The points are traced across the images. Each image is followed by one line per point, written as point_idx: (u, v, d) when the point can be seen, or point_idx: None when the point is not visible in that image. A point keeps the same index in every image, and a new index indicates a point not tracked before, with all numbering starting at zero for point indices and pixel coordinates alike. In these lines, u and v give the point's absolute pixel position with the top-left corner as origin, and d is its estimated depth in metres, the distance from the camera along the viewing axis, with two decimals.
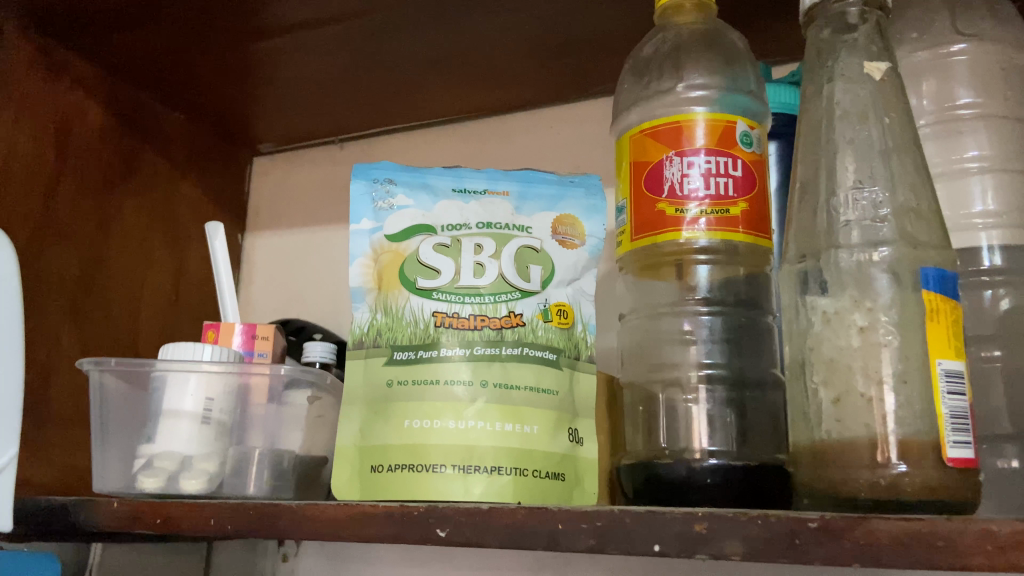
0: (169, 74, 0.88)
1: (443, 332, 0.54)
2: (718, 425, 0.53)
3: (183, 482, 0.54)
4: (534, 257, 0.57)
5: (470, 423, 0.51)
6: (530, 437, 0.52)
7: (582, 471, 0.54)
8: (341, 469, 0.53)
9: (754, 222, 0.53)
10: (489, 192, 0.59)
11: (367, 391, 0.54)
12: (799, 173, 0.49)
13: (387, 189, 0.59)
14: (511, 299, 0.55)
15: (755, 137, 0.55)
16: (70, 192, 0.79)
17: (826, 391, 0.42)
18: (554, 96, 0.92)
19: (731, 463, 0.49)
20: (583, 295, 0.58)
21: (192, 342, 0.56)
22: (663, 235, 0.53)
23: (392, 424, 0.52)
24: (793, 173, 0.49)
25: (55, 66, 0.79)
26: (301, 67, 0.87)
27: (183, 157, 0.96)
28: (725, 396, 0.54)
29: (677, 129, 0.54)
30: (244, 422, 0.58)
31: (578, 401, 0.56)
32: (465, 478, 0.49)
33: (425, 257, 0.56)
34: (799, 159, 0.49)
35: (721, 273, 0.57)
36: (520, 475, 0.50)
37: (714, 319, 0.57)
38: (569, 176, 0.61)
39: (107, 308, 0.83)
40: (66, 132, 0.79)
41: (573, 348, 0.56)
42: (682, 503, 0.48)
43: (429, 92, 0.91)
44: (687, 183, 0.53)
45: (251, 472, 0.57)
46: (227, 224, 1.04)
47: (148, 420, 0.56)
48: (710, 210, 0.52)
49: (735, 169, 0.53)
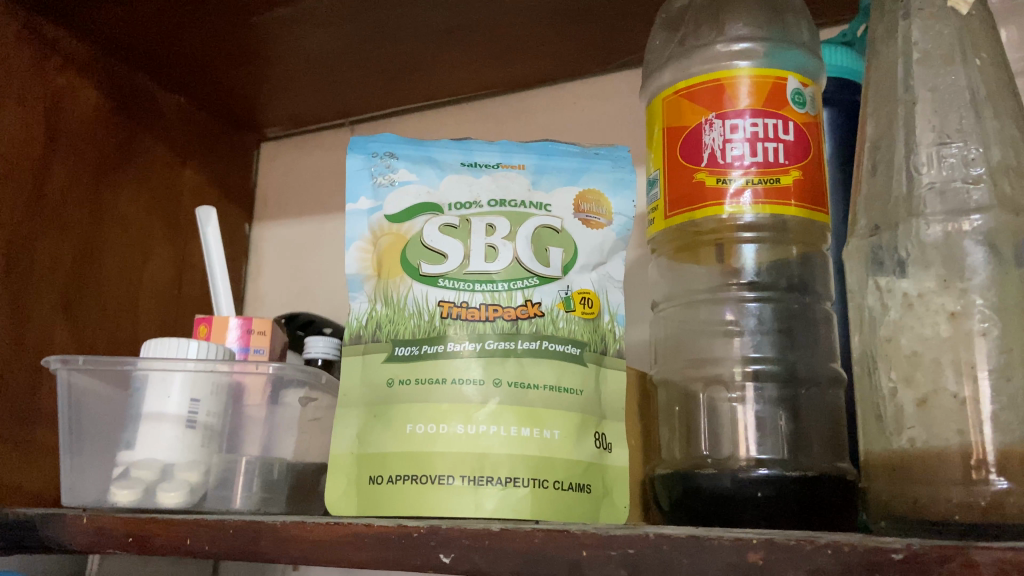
0: (168, 52, 0.82)
1: (450, 324, 0.47)
2: (769, 430, 0.46)
3: (161, 495, 0.48)
4: (553, 239, 0.50)
5: (481, 427, 0.44)
6: (551, 444, 0.45)
7: (610, 482, 0.47)
8: (335, 480, 0.46)
9: (808, 194, 0.46)
10: (502, 166, 0.52)
11: (366, 392, 0.47)
12: (868, 131, 0.42)
13: (388, 163, 0.52)
14: (527, 286, 0.48)
15: (809, 95, 0.48)
16: (62, 179, 0.73)
17: (908, 391, 0.35)
18: (578, 69, 0.85)
19: (785, 474, 0.42)
20: (610, 281, 0.51)
21: (177, 338, 0.51)
22: (702, 210, 0.46)
23: (393, 429, 0.45)
24: (861, 132, 0.43)
25: (44, 43, 0.73)
26: (306, 41, 0.80)
27: (183, 143, 0.91)
28: (776, 394, 0.47)
29: (717, 88, 0.47)
30: (236, 427, 0.52)
31: (606, 402, 0.49)
32: (477, 491, 0.43)
33: (429, 239, 0.50)
34: (867, 116, 0.43)
35: (771, 255, 0.50)
36: (539, 488, 0.44)
37: (762, 307, 0.50)
38: (593, 148, 0.54)
39: (102, 302, 0.78)
40: (56, 114, 0.73)
41: (599, 342, 0.49)
42: (725, 520, 0.42)
43: (443, 67, 0.85)
44: (730, 149, 0.46)
45: (237, 483, 0.50)
46: (233, 213, 0.98)
47: (124, 424, 0.50)
48: (756, 180, 0.45)
49: (785, 132, 0.46)
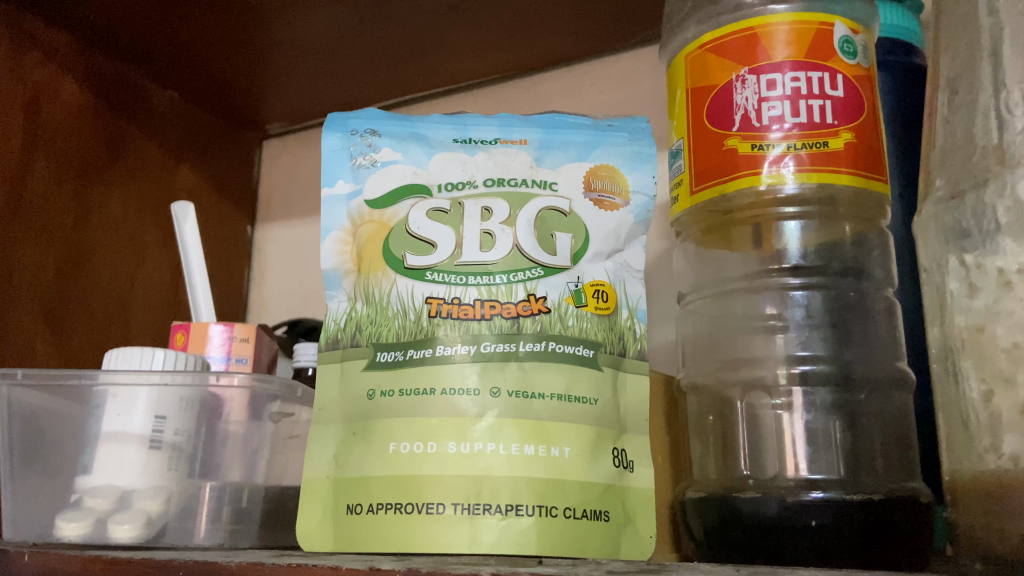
0: (156, 39, 0.76)
1: (440, 324, 0.40)
2: (822, 444, 0.39)
3: (113, 528, 0.41)
4: (560, 223, 0.43)
5: (478, 445, 0.37)
6: (560, 464, 0.38)
7: (633, 507, 0.40)
8: (309, 510, 0.39)
9: (862, 159, 0.38)
10: (501, 142, 0.45)
11: (344, 407, 0.41)
12: (943, 69, 0.38)
13: (369, 141, 0.46)
14: (531, 278, 0.41)
15: (860, 44, 0.41)
16: (42, 179, 0.67)
17: (1007, 395, 0.30)
18: (595, 47, 0.78)
19: (845, 499, 0.35)
20: (627, 271, 0.44)
21: (139, 348, 0.46)
22: (735, 182, 0.39)
23: (375, 449, 0.39)
24: (934, 70, 0.38)
25: (22, 37, 0.67)
26: (303, 24, 0.74)
27: (177, 141, 0.84)
28: (828, 399, 0.40)
29: (749, 38, 0.40)
30: (212, 449, 0.46)
31: (626, 412, 0.42)
32: (473, 522, 0.36)
33: (416, 226, 0.43)
34: (941, 52, 0.38)
35: (820, 236, 0.43)
36: (547, 517, 0.37)
37: (810, 295, 0.42)
38: (606, 120, 0.47)
39: (90, 310, 0.71)
40: (37, 112, 0.67)
41: (616, 341, 0.42)
42: (776, 553, 0.35)
43: (452, 52, 0.79)
44: (767, 109, 0.38)
45: (200, 514, 0.44)
46: (235, 215, 0.92)
47: (79, 447, 0.44)
48: (800, 144, 0.38)
49: (833, 87, 0.39)
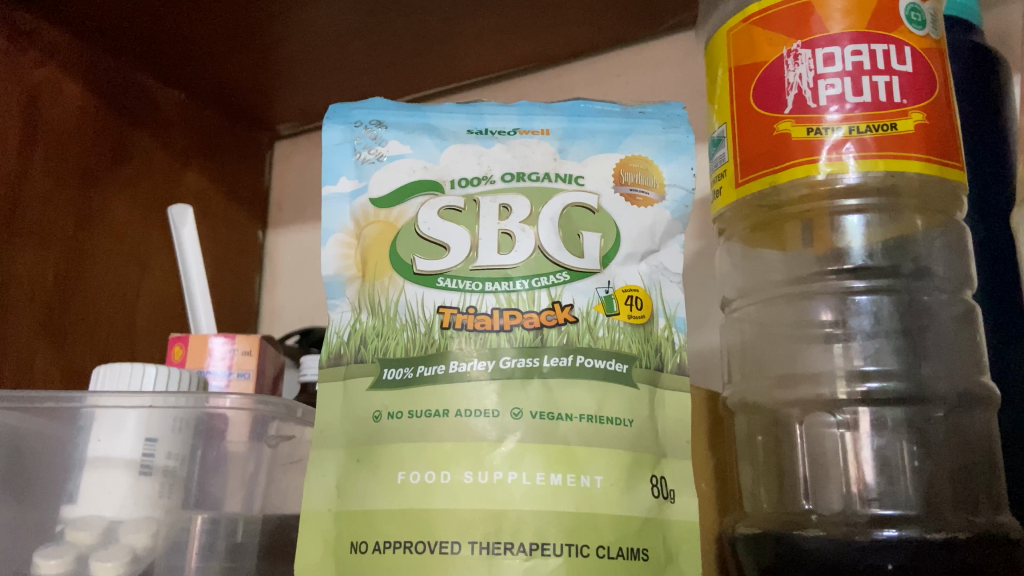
0: (162, 37, 0.70)
1: (454, 336, 0.36)
2: (896, 473, 0.34)
3: (95, 565, 0.37)
4: (587, 221, 0.39)
5: (498, 475, 0.33)
6: (591, 496, 0.33)
7: (674, 543, 0.35)
8: (309, 546, 0.35)
9: (935, 142, 0.33)
10: (520, 132, 0.41)
11: (347, 430, 0.36)
12: None
13: (374, 134, 0.41)
14: (555, 284, 0.37)
15: (928, 13, 0.36)
16: (41, 188, 0.62)
17: None
18: (622, 35, 0.73)
19: (925, 538, 0.30)
20: (664, 274, 0.39)
21: (129, 364, 0.43)
22: (789, 171, 0.34)
23: (381, 478, 0.34)
24: None
25: (18, 36, 0.62)
26: (316, 16, 0.68)
27: (185, 144, 0.79)
28: (901, 418, 0.35)
29: (801, 8, 0.35)
30: (207, 475, 0.42)
31: (664, 434, 0.37)
32: (492, 563, 0.31)
33: (426, 227, 0.39)
34: None
35: (885, 233, 0.38)
36: (578, 557, 0.32)
37: (877, 300, 0.38)
38: (637, 107, 0.43)
39: (93, 321, 0.65)
40: (34, 117, 0.62)
41: (653, 355, 0.37)
42: None
43: (472, 45, 0.74)
44: (824, 87, 0.34)
45: (192, 550, 0.39)
46: (246, 219, 0.88)
47: (63, 473, 0.40)
48: (863, 128, 0.33)
49: (900, 61, 0.34)
